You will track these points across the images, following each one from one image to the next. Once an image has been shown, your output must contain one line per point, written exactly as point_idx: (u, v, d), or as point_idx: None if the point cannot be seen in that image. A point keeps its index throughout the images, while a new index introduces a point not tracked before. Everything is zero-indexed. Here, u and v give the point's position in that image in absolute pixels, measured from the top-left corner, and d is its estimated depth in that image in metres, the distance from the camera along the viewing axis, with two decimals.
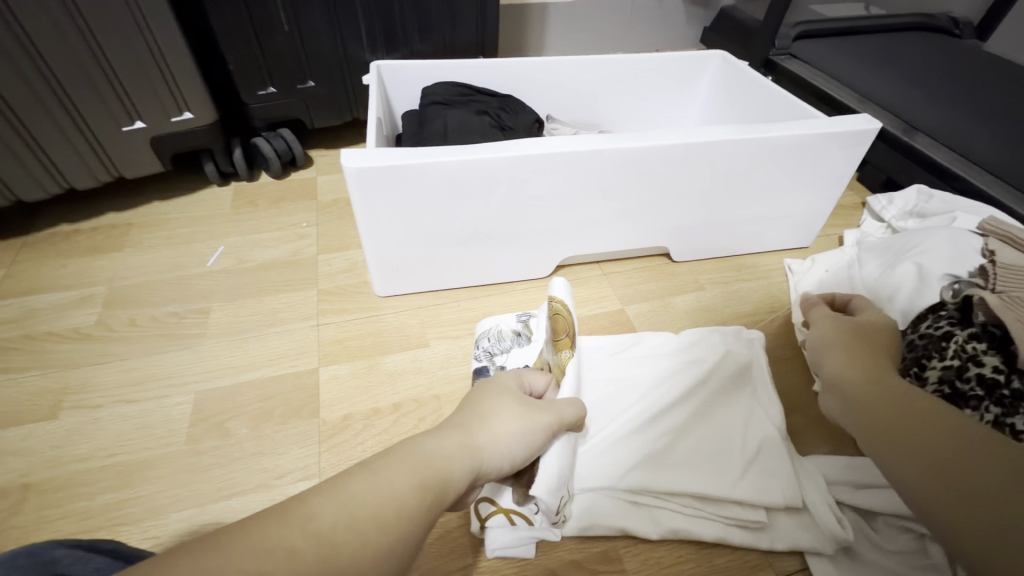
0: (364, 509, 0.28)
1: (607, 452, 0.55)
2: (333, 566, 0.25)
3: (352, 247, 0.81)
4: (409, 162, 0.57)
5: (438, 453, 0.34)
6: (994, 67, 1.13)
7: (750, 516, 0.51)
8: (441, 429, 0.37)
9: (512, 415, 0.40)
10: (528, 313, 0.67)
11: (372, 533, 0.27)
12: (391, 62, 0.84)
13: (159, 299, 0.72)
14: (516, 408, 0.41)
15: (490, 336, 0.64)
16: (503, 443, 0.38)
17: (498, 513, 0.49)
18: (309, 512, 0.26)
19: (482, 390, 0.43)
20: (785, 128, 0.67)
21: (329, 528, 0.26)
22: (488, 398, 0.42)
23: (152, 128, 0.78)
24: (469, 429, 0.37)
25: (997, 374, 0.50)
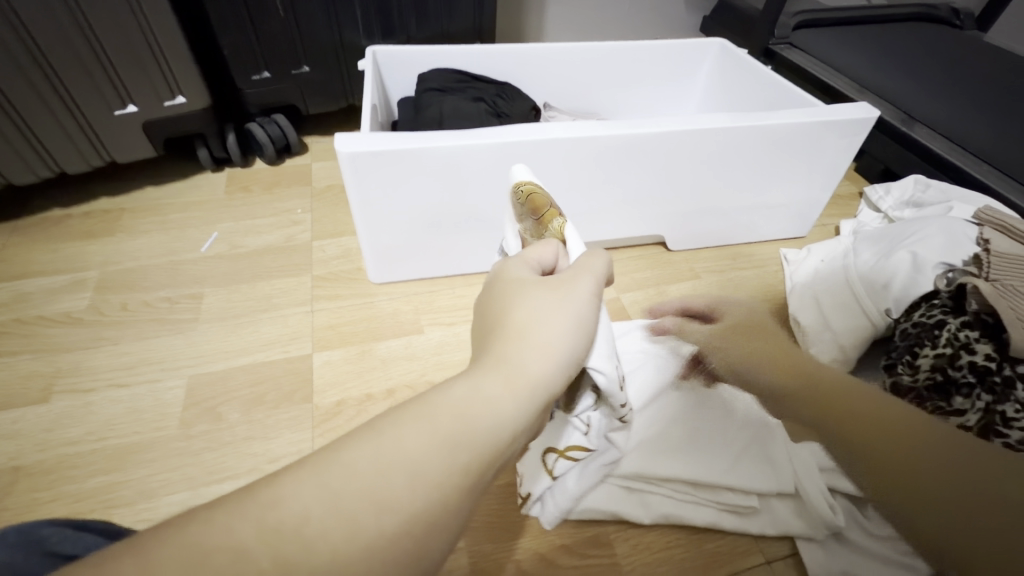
0: (353, 489, 0.22)
1: None
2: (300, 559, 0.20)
3: (346, 234, 0.81)
4: (402, 146, 0.57)
5: (466, 400, 0.27)
6: (994, 58, 1.13)
7: (740, 500, 0.51)
8: (476, 365, 0.29)
9: (547, 312, 0.32)
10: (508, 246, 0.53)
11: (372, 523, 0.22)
12: (386, 48, 0.84)
13: (151, 284, 0.72)
14: (547, 298, 0.33)
15: None
16: (550, 358, 0.30)
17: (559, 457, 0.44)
18: (287, 499, 0.22)
19: (503, 288, 0.34)
20: (781, 116, 0.66)
21: (302, 516, 0.21)
22: (509, 302, 0.33)
23: (146, 112, 0.77)
24: (501, 350, 0.30)
25: (989, 361, 0.51)
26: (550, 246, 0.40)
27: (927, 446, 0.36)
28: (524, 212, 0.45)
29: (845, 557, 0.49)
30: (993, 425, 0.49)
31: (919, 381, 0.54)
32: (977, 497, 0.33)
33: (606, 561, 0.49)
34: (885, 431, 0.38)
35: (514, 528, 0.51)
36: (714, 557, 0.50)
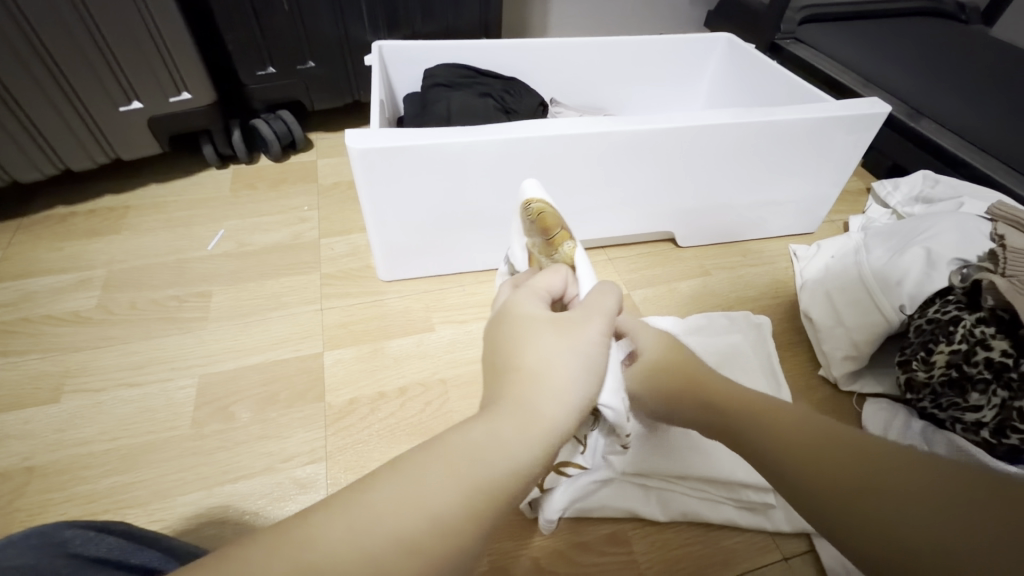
0: (377, 531, 0.22)
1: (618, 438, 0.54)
2: None
3: (354, 231, 0.80)
4: (414, 142, 0.56)
5: (483, 443, 0.26)
6: (1000, 53, 1.12)
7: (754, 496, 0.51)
8: (489, 410, 0.29)
9: (555, 354, 0.31)
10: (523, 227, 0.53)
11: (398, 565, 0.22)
12: (392, 42, 0.83)
13: (159, 283, 0.71)
14: (553, 338, 0.32)
15: None
16: (564, 400, 0.29)
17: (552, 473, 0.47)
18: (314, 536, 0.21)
19: (512, 325, 0.33)
20: (792, 111, 0.66)
21: (329, 556, 0.21)
22: (516, 340, 0.32)
23: (150, 109, 0.76)
24: (512, 395, 0.29)
25: (1006, 357, 0.50)
26: (559, 273, 0.39)
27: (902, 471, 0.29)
28: (534, 231, 0.45)
29: None
30: (1009, 421, 0.50)
31: (934, 377, 0.54)
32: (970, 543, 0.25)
33: (624, 559, 0.49)
34: (817, 443, 0.32)
35: (530, 527, 0.51)
36: (731, 552, 0.50)
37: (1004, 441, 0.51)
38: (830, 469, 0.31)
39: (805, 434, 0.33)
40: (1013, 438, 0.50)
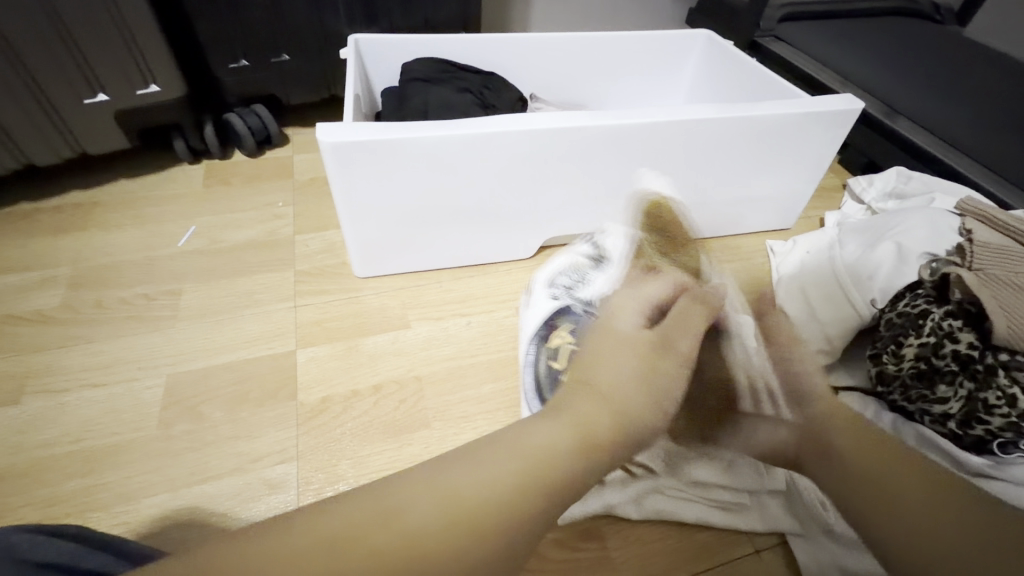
0: (454, 492, 0.26)
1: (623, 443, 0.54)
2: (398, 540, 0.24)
3: (330, 228, 0.79)
4: (387, 136, 0.56)
5: (547, 442, 0.29)
6: (972, 52, 1.14)
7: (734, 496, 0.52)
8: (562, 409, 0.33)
9: (630, 374, 0.36)
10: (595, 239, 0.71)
11: (438, 534, 0.24)
12: (369, 36, 0.82)
13: (128, 281, 0.69)
14: (635, 357, 0.38)
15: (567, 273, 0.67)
16: (631, 412, 0.34)
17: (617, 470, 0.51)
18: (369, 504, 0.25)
19: (601, 343, 0.40)
20: (769, 107, 0.67)
21: (409, 509, 0.25)
22: (602, 358, 0.38)
23: (117, 101, 0.74)
24: (590, 404, 0.33)
25: (971, 349, 0.51)
26: (668, 282, 0.51)
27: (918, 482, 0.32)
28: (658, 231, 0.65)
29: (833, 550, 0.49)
30: (975, 413, 0.51)
31: (904, 370, 0.55)
32: (963, 549, 0.28)
33: (598, 555, 0.49)
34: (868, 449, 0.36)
35: None
36: (707, 547, 0.50)
37: (969, 432, 0.52)
38: (859, 472, 0.35)
39: (843, 443, 0.37)
40: (978, 429, 0.51)
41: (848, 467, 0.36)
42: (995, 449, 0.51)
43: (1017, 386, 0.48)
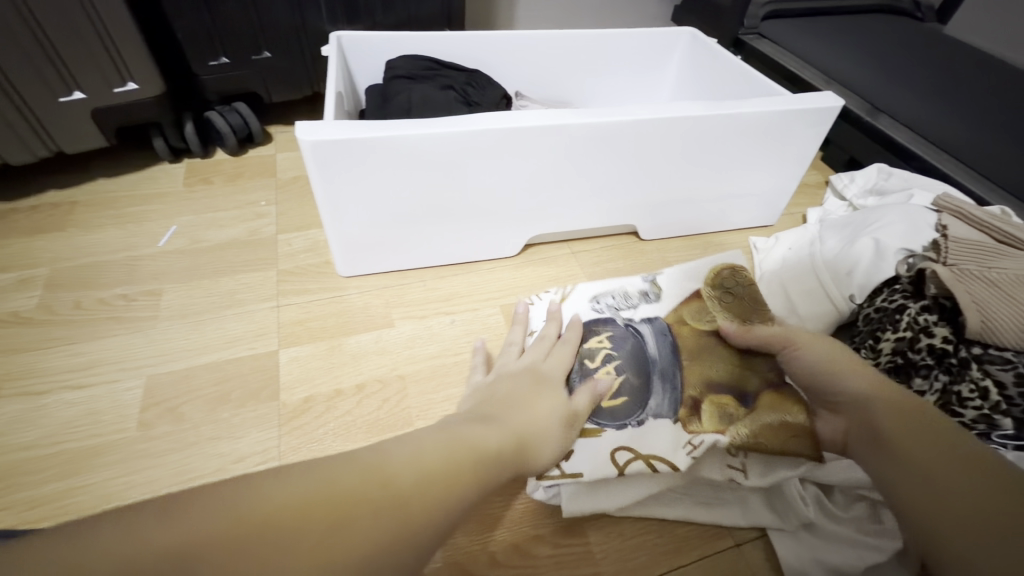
0: (417, 467, 0.30)
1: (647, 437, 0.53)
2: (387, 500, 0.27)
3: (313, 227, 0.78)
4: (368, 135, 0.55)
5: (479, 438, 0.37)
6: (952, 50, 1.16)
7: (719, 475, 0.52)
8: (499, 423, 0.40)
9: (549, 415, 0.46)
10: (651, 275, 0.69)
11: (417, 491, 0.29)
12: (351, 33, 0.81)
13: (107, 281, 0.68)
14: (549, 400, 0.48)
15: (617, 295, 0.66)
16: (544, 445, 0.44)
17: (638, 460, 0.51)
18: (335, 467, 0.28)
19: (525, 383, 0.49)
20: (752, 105, 0.67)
21: (393, 473, 0.29)
22: (526, 396, 0.47)
23: (94, 99, 0.73)
24: (519, 427, 0.42)
25: (946, 344, 0.52)
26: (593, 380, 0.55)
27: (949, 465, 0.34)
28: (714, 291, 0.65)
29: (817, 546, 0.49)
30: (949, 406, 0.51)
31: (881, 364, 0.55)
32: (968, 513, 0.31)
33: (580, 550, 0.49)
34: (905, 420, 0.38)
35: (489, 523, 0.50)
36: (686, 541, 0.51)
37: None
38: (891, 443, 0.38)
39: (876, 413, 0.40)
40: (953, 422, 0.51)
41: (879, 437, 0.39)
42: None
43: (989, 379, 0.49)
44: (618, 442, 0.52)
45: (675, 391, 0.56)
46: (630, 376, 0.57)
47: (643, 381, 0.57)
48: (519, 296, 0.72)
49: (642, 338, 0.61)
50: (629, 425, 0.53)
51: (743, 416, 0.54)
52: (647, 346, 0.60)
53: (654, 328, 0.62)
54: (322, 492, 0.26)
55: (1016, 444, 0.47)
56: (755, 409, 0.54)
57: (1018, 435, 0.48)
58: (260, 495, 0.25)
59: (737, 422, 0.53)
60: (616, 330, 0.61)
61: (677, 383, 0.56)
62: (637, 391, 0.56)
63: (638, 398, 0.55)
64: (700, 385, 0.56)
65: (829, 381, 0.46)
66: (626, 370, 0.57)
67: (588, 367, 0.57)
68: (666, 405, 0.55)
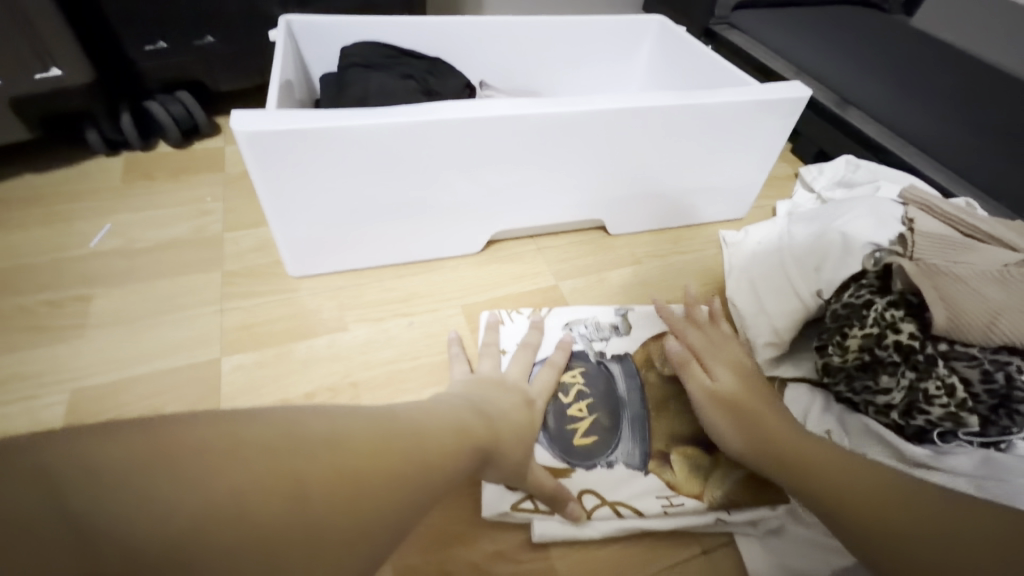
0: (413, 427, 0.32)
1: (617, 475, 0.52)
2: (397, 447, 0.29)
3: (263, 224, 0.73)
4: (307, 125, 0.51)
5: (436, 411, 0.37)
6: (919, 43, 1.16)
7: (690, 503, 0.50)
8: (461, 417, 0.38)
9: (519, 418, 0.46)
10: (623, 306, 0.67)
11: (414, 449, 0.30)
12: (301, 17, 0.76)
13: (30, 286, 0.63)
14: (518, 403, 0.49)
15: (588, 324, 0.64)
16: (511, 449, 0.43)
17: (605, 505, 0.49)
18: (328, 421, 0.27)
19: (492, 384, 0.50)
20: (719, 94, 0.65)
21: (392, 428, 0.31)
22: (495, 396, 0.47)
23: (12, 87, 0.66)
24: (492, 431, 0.41)
25: (913, 340, 0.50)
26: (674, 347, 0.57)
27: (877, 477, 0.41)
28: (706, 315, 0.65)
29: (784, 548, 0.48)
30: (916, 403, 0.50)
31: (849, 361, 0.55)
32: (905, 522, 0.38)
33: (541, 565, 0.47)
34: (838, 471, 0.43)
35: (446, 540, 0.47)
36: (653, 550, 0.49)
37: (911, 422, 0.51)
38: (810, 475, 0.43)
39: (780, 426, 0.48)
40: (920, 419, 0.51)
41: (797, 463, 0.45)
42: (935, 438, 0.50)
43: (955, 376, 0.49)
44: (584, 486, 0.51)
45: (645, 438, 0.54)
46: (601, 416, 0.56)
47: (614, 423, 0.55)
48: (482, 295, 0.69)
49: (613, 377, 0.59)
50: (598, 466, 0.52)
51: (712, 466, 0.53)
52: (619, 385, 0.59)
53: (625, 368, 0.60)
54: (331, 432, 0.27)
55: (978, 441, 0.49)
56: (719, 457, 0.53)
57: (982, 431, 0.49)
58: (258, 428, 0.25)
59: (707, 477, 0.52)
60: (587, 365, 0.60)
61: (645, 429, 0.55)
62: (607, 430, 0.55)
63: (608, 440, 0.54)
64: (669, 433, 0.55)
65: (736, 408, 0.50)
66: (596, 409, 0.56)
67: (560, 404, 0.56)
68: (635, 454, 0.53)
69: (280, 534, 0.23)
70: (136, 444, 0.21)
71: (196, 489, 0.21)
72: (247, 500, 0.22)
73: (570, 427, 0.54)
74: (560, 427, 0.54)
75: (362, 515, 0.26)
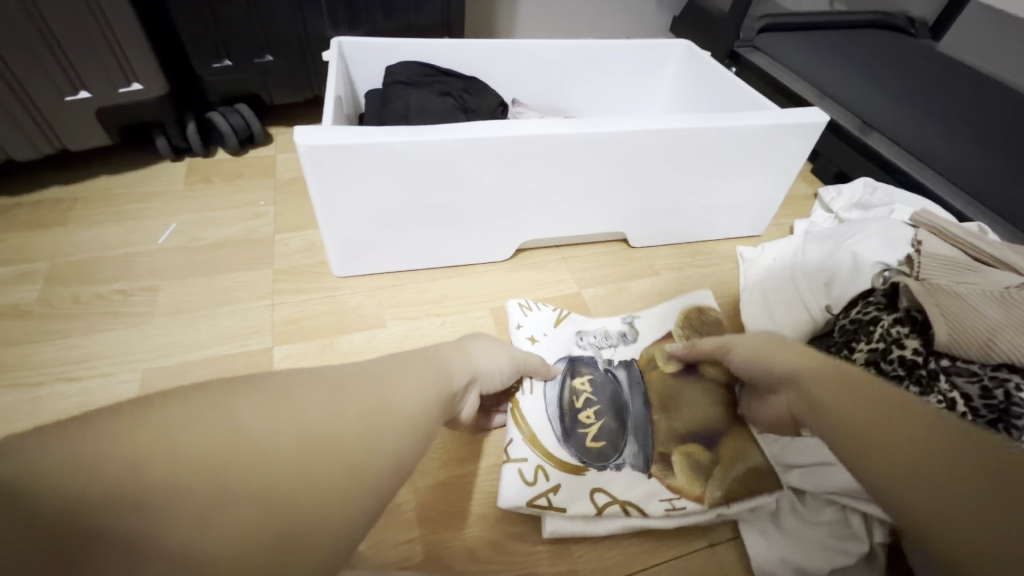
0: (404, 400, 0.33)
1: (627, 477, 0.55)
2: (385, 424, 0.30)
3: (310, 227, 0.80)
4: (360, 141, 0.57)
5: (425, 372, 0.37)
6: (946, 68, 1.17)
7: (691, 506, 0.53)
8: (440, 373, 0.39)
9: (494, 354, 0.49)
10: (630, 315, 0.71)
11: (401, 424, 0.31)
12: (351, 39, 0.83)
13: (105, 276, 0.70)
14: (493, 344, 0.51)
15: (597, 333, 0.68)
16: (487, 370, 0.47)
17: (615, 502, 0.53)
18: (325, 409, 0.28)
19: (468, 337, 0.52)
20: (739, 119, 0.69)
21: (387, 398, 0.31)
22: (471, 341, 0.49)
23: (99, 98, 0.74)
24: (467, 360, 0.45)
25: (917, 355, 0.53)
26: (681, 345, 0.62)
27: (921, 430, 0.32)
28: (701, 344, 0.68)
29: (784, 543, 0.51)
30: None
31: None
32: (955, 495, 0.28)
33: (557, 548, 0.51)
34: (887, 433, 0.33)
35: (472, 520, 0.52)
36: (659, 540, 0.52)
37: None
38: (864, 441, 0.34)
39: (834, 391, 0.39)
40: None
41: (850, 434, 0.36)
42: None
43: (956, 390, 0.51)
44: (596, 484, 0.54)
45: (649, 442, 0.58)
46: (609, 420, 0.59)
47: (621, 425, 0.59)
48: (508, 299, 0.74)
49: (620, 383, 0.63)
50: (610, 467, 0.55)
51: (716, 469, 0.56)
52: (626, 390, 0.62)
53: (631, 374, 0.64)
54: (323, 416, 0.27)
55: None
56: (723, 461, 0.57)
57: None
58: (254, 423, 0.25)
59: (707, 476, 0.55)
60: (596, 372, 0.63)
61: (652, 436, 0.58)
62: (616, 434, 0.58)
63: (616, 442, 0.57)
64: (673, 434, 0.58)
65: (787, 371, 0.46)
66: (604, 414, 0.60)
67: (572, 408, 0.59)
68: (641, 457, 0.57)
69: (272, 527, 0.23)
70: (134, 441, 0.22)
71: (191, 502, 0.21)
72: (232, 507, 0.22)
73: (582, 431, 0.58)
74: (572, 430, 0.58)
75: (345, 501, 0.26)
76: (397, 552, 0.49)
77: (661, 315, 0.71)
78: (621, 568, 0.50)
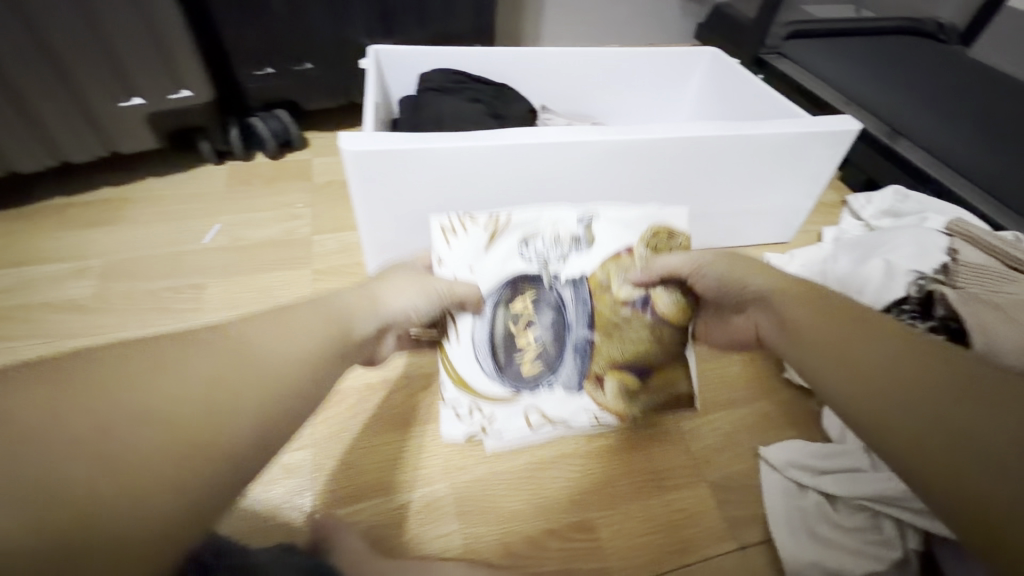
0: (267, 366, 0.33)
1: (557, 399, 0.57)
2: (230, 395, 0.30)
3: (347, 229, 0.83)
4: (402, 147, 0.59)
5: (313, 331, 0.37)
6: (979, 75, 1.16)
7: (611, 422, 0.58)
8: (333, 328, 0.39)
9: (409, 286, 0.49)
10: (588, 213, 0.60)
11: (251, 393, 0.31)
12: (387, 47, 0.85)
13: (154, 274, 0.73)
14: (410, 275, 0.50)
15: (546, 240, 0.59)
16: (398, 304, 0.47)
17: (546, 420, 0.57)
18: (163, 380, 0.28)
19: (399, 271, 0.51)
20: (770, 127, 0.69)
21: (240, 366, 0.31)
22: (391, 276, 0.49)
23: (151, 104, 0.78)
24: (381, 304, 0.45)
25: None
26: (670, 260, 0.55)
27: (906, 361, 0.35)
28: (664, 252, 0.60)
29: (815, 547, 0.51)
30: None
31: None
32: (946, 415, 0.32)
33: (589, 545, 0.52)
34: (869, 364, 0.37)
35: (506, 515, 0.54)
36: (690, 542, 0.53)
37: None
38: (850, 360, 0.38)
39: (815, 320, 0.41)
40: None
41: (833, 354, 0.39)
42: None
43: None
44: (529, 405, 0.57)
45: (585, 363, 0.58)
46: (546, 344, 0.58)
47: (559, 350, 0.58)
48: None
49: (563, 302, 0.58)
50: (542, 387, 0.57)
51: (644, 391, 0.58)
52: (569, 311, 0.58)
53: (577, 292, 0.58)
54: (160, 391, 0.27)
55: None
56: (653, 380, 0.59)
57: None
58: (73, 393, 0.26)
59: (634, 398, 0.58)
60: (540, 290, 0.58)
61: (588, 359, 0.58)
62: (554, 358, 0.58)
63: (552, 365, 0.58)
64: (610, 359, 0.58)
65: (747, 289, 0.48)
66: (541, 337, 0.58)
67: (509, 334, 0.57)
68: (574, 377, 0.58)
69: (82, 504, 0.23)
70: None
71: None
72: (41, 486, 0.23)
73: (518, 359, 0.57)
74: (508, 359, 0.57)
75: (173, 473, 0.26)
76: (435, 544, 0.51)
77: (622, 215, 0.60)
78: (652, 568, 0.51)
